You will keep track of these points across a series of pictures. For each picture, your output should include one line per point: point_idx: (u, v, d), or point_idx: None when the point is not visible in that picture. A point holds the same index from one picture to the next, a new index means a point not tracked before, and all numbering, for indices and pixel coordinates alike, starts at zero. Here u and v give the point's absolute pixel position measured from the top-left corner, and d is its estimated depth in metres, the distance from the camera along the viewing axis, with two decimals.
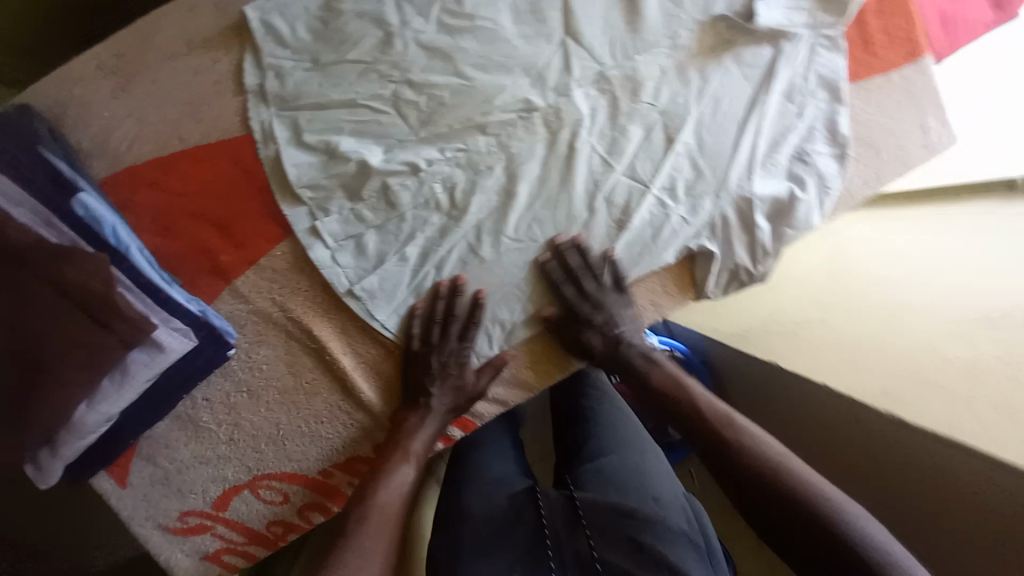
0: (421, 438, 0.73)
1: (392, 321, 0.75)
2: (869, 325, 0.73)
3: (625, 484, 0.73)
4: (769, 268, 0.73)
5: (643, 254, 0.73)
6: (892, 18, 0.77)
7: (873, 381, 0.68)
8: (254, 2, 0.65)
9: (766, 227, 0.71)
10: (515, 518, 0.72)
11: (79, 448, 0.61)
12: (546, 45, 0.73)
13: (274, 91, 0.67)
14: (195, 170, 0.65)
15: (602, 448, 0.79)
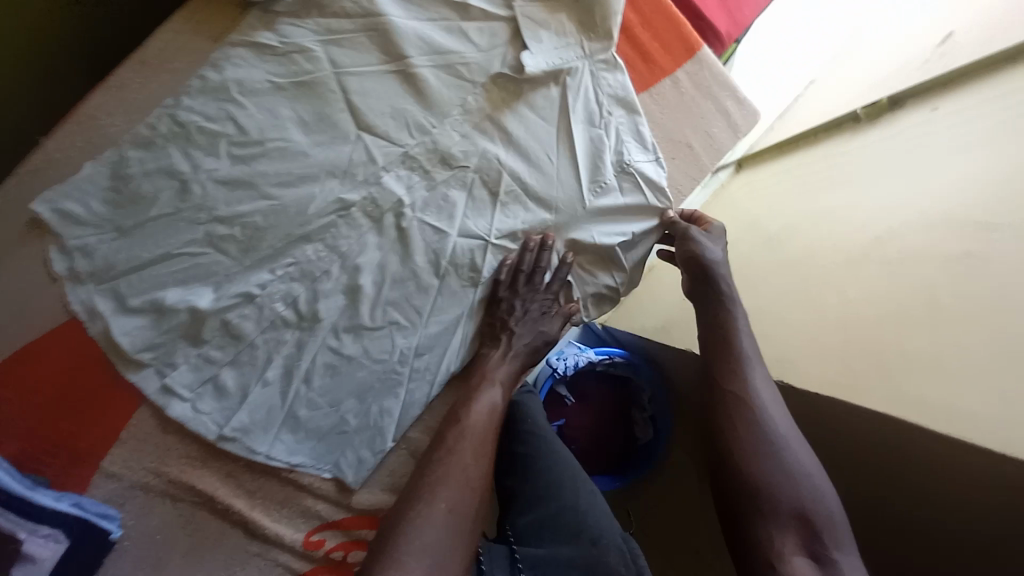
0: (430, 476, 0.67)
1: (287, 435, 0.70)
2: (795, 298, 0.85)
3: (558, 525, 0.83)
4: (625, 278, 0.79)
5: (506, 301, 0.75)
6: (657, 24, 0.78)
7: (799, 354, 0.79)
8: (40, 196, 0.64)
9: (607, 241, 0.76)
10: None
11: None
12: (344, 145, 0.70)
13: (86, 269, 0.65)
14: (26, 370, 0.66)
15: (543, 495, 0.86)
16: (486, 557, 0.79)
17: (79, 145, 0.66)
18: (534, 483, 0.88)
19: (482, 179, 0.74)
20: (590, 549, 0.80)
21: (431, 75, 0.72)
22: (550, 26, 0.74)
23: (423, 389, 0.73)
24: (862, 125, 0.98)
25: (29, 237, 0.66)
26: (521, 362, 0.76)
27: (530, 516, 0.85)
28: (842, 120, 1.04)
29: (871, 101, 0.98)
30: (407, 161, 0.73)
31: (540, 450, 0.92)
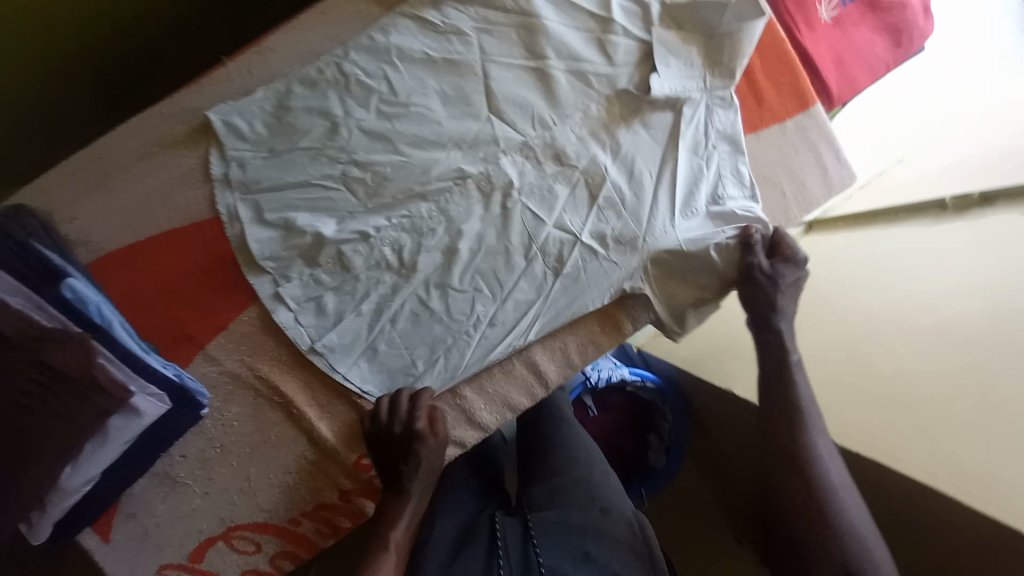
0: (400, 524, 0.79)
1: (356, 370, 0.78)
2: (842, 362, 0.89)
3: (569, 494, 0.90)
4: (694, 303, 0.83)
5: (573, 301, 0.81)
6: (779, 74, 0.83)
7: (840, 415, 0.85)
8: (215, 107, 0.74)
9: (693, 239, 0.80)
10: (472, 537, 0.87)
11: (64, 507, 0.70)
12: (474, 122, 0.78)
13: (237, 179, 0.75)
14: (168, 251, 0.76)
15: (555, 469, 0.94)
16: (501, 529, 0.86)
17: (257, 75, 0.76)
18: (552, 457, 0.97)
19: (586, 183, 0.81)
20: (599, 517, 0.87)
21: (564, 77, 0.78)
22: (683, 55, 0.79)
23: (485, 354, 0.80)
24: (947, 216, 0.97)
25: (197, 143, 0.76)
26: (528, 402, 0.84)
27: (545, 487, 0.92)
28: (926, 205, 1.01)
29: (962, 191, 0.96)
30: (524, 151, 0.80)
31: (557, 432, 1.00)
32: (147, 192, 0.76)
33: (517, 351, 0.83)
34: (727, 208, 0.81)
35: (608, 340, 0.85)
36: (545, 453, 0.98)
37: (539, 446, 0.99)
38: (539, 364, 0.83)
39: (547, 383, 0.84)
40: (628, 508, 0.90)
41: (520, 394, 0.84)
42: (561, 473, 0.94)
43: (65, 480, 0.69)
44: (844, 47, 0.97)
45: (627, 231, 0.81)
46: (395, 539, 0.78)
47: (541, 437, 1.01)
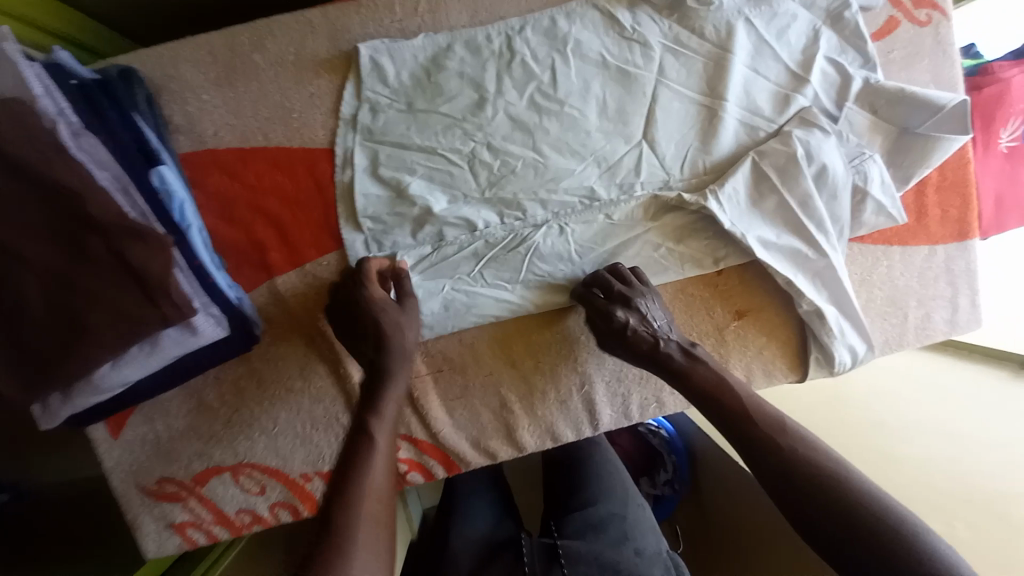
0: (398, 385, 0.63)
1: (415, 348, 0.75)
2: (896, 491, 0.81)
3: (601, 530, 0.91)
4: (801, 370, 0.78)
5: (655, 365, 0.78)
6: (948, 196, 0.77)
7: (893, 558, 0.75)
8: (369, 41, 0.68)
9: (818, 321, 0.74)
10: (494, 553, 0.89)
11: (90, 402, 0.65)
12: (623, 144, 0.72)
13: (364, 122, 0.69)
14: (266, 168, 0.71)
15: (588, 498, 0.97)
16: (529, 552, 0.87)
17: (419, 16, 0.69)
18: (592, 487, 0.99)
19: (717, 241, 0.74)
20: (632, 558, 0.86)
21: (734, 125, 0.71)
22: (862, 140, 0.71)
23: (549, 377, 0.77)
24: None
25: (332, 65, 0.70)
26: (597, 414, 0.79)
27: (579, 515, 0.94)
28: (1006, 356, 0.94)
29: None
30: (653, 198, 0.73)
31: (591, 459, 1.04)
32: (265, 98, 0.70)
33: (580, 385, 0.78)
34: (833, 316, 0.73)
35: (673, 401, 0.79)
36: (578, 480, 1.01)
37: (570, 468, 1.04)
38: (596, 403, 0.78)
39: (597, 425, 0.79)
40: (663, 550, 0.90)
41: (567, 426, 0.79)
42: (594, 502, 0.96)
43: (100, 376, 0.64)
44: (1009, 184, 0.90)
45: (731, 302, 0.77)
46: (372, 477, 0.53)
47: (574, 460, 1.05)
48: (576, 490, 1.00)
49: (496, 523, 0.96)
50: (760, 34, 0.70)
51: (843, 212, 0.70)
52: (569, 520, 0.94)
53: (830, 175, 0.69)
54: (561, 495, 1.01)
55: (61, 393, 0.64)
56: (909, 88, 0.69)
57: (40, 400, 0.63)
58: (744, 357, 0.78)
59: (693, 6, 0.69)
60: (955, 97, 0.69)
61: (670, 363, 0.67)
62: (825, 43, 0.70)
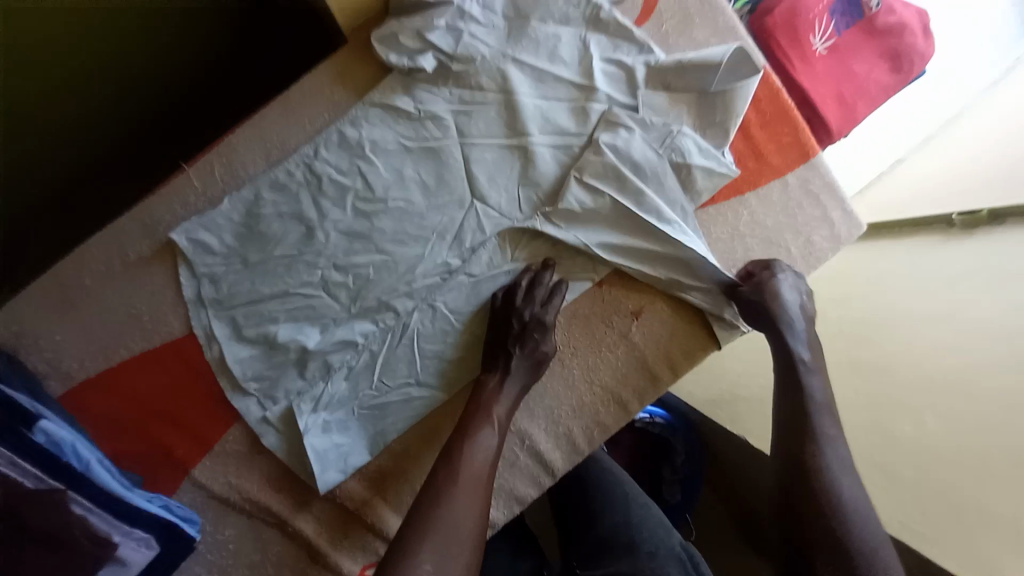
0: (503, 403, 0.68)
1: (349, 478, 0.73)
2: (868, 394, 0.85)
3: (614, 546, 0.88)
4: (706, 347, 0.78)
5: (578, 395, 0.78)
6: (773, 126, 0.79)
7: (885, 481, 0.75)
8: (181, 226, 0.69)
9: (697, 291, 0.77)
10: None
11: None
12: (458, 210, 0.74)
13: (210, 295, 0.71)
14: (139, 376, 0.72)
15: (595, 516, 0.93)
16: None
17: (221, 182, 0.71)
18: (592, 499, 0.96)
19: (587, 262, 0.75)
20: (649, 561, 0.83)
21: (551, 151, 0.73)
22: (667, 117, 0.74)
23: None
24: (954, 234, 0.93)
25: (163, 258, 0.72)
26: (561, 453, 0.78)
27: (592, 535, 0.91)
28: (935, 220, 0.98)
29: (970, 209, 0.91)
30: (507, 231, 0.74)
31: (591, 470, 1.00)
32: (115, 314, 0.72)
33: (521, 440, 0.78)
34: (711, 280, 0.76)
35: (614, 419, 0.79)
36: (581, 499, 0.97)
37: (572, 486, 1.00)
38: (543, 451, 0.78)
39: (554, 470, 0.78)
40: (677, 543, 0.87)
41: (525, 483, 0.78)
42: (603, 518, 0.92)
43: None
44: (843, 81, 0.92)
45: (624, 305, 0.78)
46: (475, 456, 0.63)
47: (574, 477, 1.00)
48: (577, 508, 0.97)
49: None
50: (534, 66, 0.72)
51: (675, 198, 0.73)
52: (585, 543, 0.92)
53: (647, 163, 0.72)
54: (565, 518, 0.98)
55: None
56: (685, 58, 0.72)
57: None
58: (659, 349, 0.78)
59: (460, 68, 0.71)
60: (726, 49, 0.72)
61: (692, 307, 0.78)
62: (595, 48, 0.73)
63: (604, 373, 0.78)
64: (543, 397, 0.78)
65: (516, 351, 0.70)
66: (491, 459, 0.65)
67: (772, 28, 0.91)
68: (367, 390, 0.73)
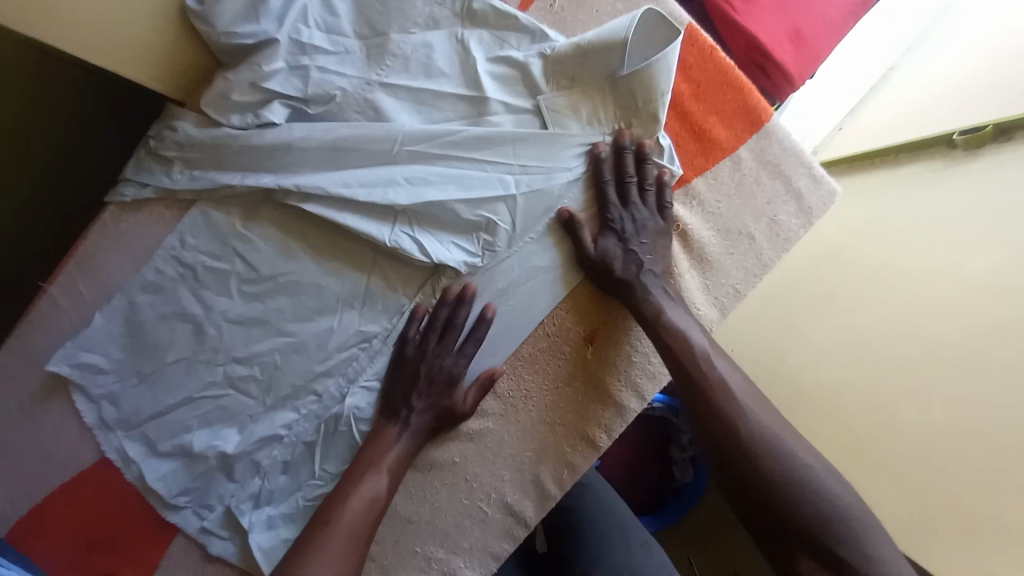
0: (396, 453, 0.66)
1: None
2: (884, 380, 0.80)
3: None
4: None
5: (543, 441, 0.71)
6: (713, 95, 0.66)
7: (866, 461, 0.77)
8: (58, 351, 0.62)
9: None
10: None
11: None
12: (358, 272, 0.64)
13: (113, 416, 0.64)
14: (69, 507, 0.67)
15: (590, 560, 0.92)
16: None
17: (90, 293, 0.63)
18: (590, 547, 0.95)
19: (525, 297, 0.67)
20: None
21: (477, 182, 0.62)
22: (580, 119, 0.62)
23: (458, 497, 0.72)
24: (959, 156, 0.82)
25: (53, 385, 0.65)
26: (532, 504, 0.72)
27: None
28: (934, 142, 0.88)
29: (973, 127, 0.81)
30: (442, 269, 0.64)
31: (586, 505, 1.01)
32: (23, 450, 0.66)
33: (487, 496, 0.72)
34: None
35: (584, 458, 0.71)
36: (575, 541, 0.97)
37: (568, 527, 0.99)
38: (514, 503, 0.72)
39: (527, 521, 0.72)
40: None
41: (499, 539, 0.72)
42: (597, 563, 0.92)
43: None
44: (795, 12, 0.77)
45: (572, 336, 0.69)
46: (355, 509, 0.62)
47: (568, 513, 1.01)
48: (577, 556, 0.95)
49: None
50: (409, 88, 0.61)
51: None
52: None
53: (569, 188, 0.64)
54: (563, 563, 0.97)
55: None
56: (584, 39, 0.59)
57: None
58: (621, 375, 0.70)
59: (318, 109, 0.60)
60: (632, 15, 0.58)
61: None
62: (477, 48, 0.60)
63: (565, 411, 0.71)
64: (503, 445, 0.71)
65: (416, 405, 0.66)
66: (373, 509, 0.63)
67: None
68: (309, 483, 0.67)
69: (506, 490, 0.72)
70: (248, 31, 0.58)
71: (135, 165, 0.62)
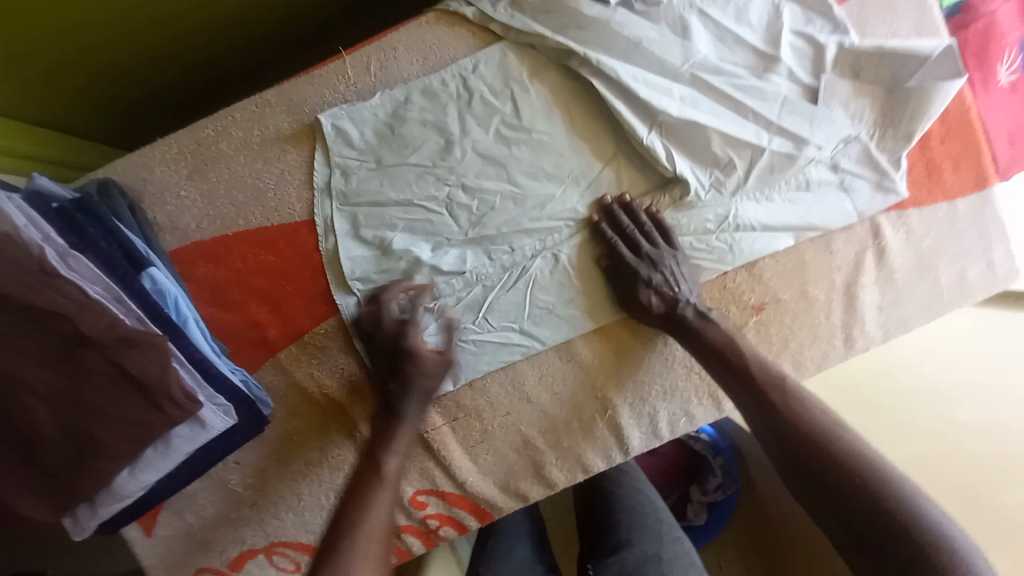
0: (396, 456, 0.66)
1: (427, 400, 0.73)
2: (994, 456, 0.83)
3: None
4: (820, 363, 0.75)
5: (675, 385, 0.75)
6: (955, 145, 0.72)
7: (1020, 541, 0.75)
8: (329, 110, 0.69)
9: (821, 299, 0.73)
10: None
11: (113, 510, 0.66)
12: (598, 159, 0.70)
13: (339, 188, 0.69)
14: (250, 250, 0.71)
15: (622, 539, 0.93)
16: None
17: (375, 77, 0.70)
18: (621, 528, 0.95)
19: (728, 246, 0.71)
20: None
21: (740, 124, 0.67)
22: (851, 111, 0.68)
23: (580, 399, 0.74)
24: None
25: (299, 140, 0.70)
26: (640, 435, 0.76)
27: (614, 559, 0.90)
28: None
29: None
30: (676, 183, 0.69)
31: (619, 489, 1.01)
32: (239, 183, 0.71)
33: (603, 410, 0.75)
34: (840, 285, 0.73)
35: (702, 411, 0.76)
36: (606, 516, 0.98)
37: (599, 502, 1.00)
38: (624, 427, 0.75)
39: (627, 447, 0.76)
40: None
41: (595, 453, 0.76)
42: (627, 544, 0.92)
43: (120, 483, 0.65)
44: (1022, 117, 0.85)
45: (744, 298, 0.73)
46: (376, 512, 0.60)
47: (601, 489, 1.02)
48: (605, 531, 0.96)
49: (538, 559, 0.91)
50: (719, 23, 0.67)
51: (827, 212, 0.70)
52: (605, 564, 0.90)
53: (810, 164, 0.69)
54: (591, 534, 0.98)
55: (88, 504, 0.65)
56: (890, 45, 0.65)
57: (70, 515, 0.65)
58: (770, 354, 0.74)
59: (644, 8, 0.67)
60: (940, 43, 0.65)
61: (810, 304, 0.73)
62: (787, 17, 0.67)
63: None
64: (637, 373, 0.74)
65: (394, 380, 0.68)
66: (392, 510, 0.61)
67: (962, 45, 0.84)
68: (468, 326, 0.72)
69: (624, 414, 0.75)
70: None
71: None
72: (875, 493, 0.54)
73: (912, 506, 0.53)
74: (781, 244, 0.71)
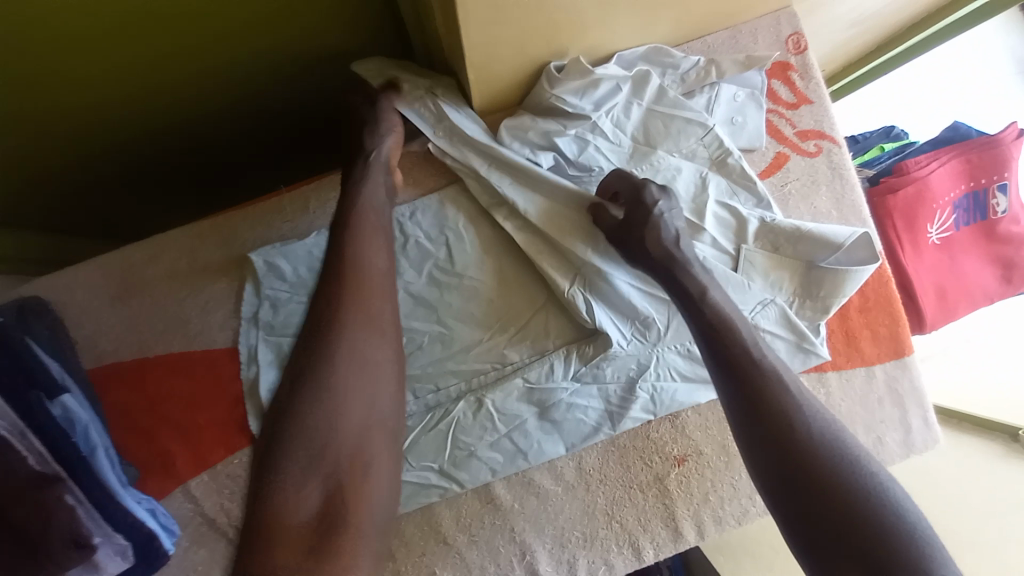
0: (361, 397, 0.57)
1: None
2: None
3: None
4: (743, 518, 0.74)
5: (595, 533, 0.74)
6: (876, 315, 0.75)
7: None
8: (262, 246, 0.70)
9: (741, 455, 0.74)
10: None
11: None
12: (529, 306, 0.72)
13: (265, 319, 0.70)
14: (172, 375, 0.70)
15: None
16: None
17: (315, 215, 0.72)
18: None
19: (650, 401, 0.72)
20: None
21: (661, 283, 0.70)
22: (770, 280, 0.71)
23: (500, 540, 0.73)
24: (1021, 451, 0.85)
25: (234, 269, 0.71)
26: None
27: None
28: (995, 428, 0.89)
29: None
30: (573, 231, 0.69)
31: None
32: (168, 306, 0.71)
33: (520, 555, 0.73)
34: None
35: (623, 562, 0.74)
36: None
37: None
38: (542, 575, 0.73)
39: None
40: None
41: None
42: None
43: None
44: (948, 277, 0.89)
45: (667, 449, 0.74)
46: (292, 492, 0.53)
47: None
48: None
49: None
50: None
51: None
52: None
53: None
54: None
55: None
56: (805, 227, 0.69)
57: None
58: (692, 506, 0.74)
59: (575, 173, 0.71)
60: (852, 231, 0.69)
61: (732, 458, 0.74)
62: (713, 189, 0.70)
63: (627, 512, 0.74)
64: (558, 519, 0.73)
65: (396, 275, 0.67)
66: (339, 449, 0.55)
67: (890, 206, 0.89)
68: None
69: (543, 561, 0.73)
70: (574, 104, 0.69)
71: (404, 70, 0.76)
72: (850, 504, 0.49)
73: (881, 496, 0.50)
74: (701, 400, 0.73)
